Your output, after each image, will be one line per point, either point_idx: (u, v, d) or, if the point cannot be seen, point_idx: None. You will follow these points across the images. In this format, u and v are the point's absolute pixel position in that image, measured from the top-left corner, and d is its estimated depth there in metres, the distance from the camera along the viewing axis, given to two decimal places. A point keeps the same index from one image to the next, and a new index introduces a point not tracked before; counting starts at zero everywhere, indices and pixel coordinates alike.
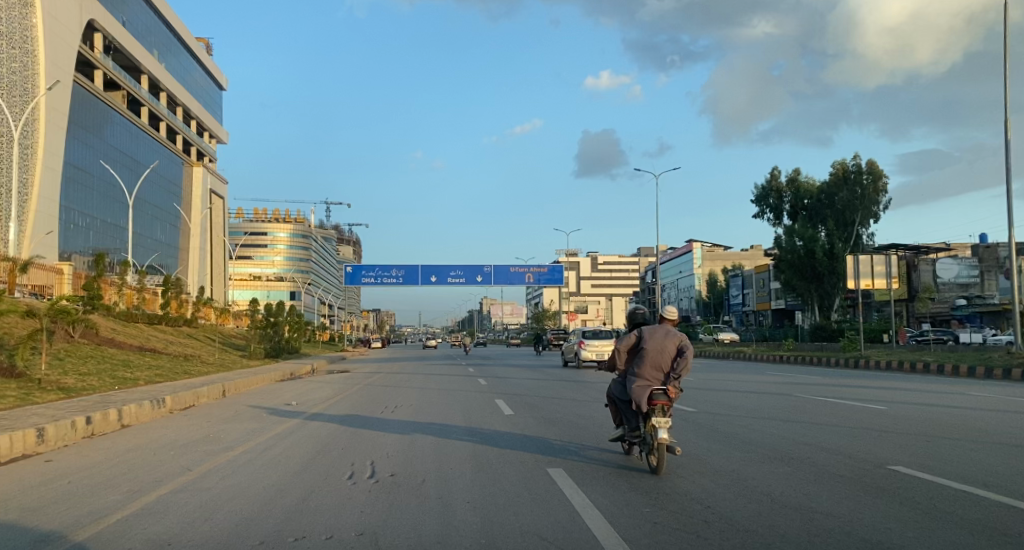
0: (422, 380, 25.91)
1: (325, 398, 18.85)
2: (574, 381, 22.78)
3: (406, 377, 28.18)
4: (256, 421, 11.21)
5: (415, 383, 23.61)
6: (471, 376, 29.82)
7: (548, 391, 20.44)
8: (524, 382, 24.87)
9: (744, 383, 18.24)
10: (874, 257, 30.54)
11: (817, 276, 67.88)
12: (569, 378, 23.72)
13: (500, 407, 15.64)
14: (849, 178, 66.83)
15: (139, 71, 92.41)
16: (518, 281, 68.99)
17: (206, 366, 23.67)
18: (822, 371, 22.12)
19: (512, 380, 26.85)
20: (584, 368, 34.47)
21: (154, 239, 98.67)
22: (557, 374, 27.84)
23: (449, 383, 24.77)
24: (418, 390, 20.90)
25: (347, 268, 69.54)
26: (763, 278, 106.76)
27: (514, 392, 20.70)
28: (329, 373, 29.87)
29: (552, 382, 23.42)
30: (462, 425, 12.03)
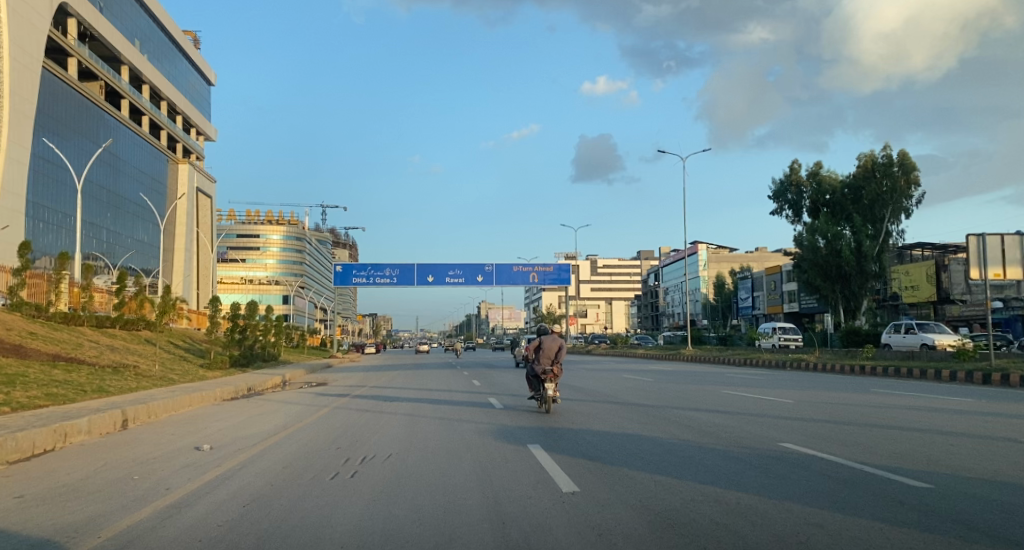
0: (422, 395, 20.84)
1: (287, 418, 13.95)
2: (618, 401, 17.72)
3: (403, 391, 23.14)
4: (105, 500, 6.08)
5: (415, 397, 18.53)
6: (483, 390, 24.90)
7: (590, 413, 15.50)
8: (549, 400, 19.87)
9: (875, 418, 13.28)
10: (1004, 243, 25.94)
11: (843, 276, 63.00)
12: (611, 398, 18.67)
13: (536, 437, 10.73)
14: (877, 170, 61.82)
15: (118, 61, 87.32)
16: (521, 281, 64.10)
17: (138, 381, 18.39)
18: (947, 393, 17.39)
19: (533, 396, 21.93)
20: (602, 377, 30.00)
21: (134, 239, 93.69)
22: (587, 391, 22.87)
23: (456, 399, 19.65)
24: (417, 406, 15.87)
25: (337, 267, 64.65)
26: (775, 279, 102.25)
27: (546, 414, 15.71)
28: (307, 386, 24.72)
29: (586, 401, 18.75)
30: (488, 476, 7.09)
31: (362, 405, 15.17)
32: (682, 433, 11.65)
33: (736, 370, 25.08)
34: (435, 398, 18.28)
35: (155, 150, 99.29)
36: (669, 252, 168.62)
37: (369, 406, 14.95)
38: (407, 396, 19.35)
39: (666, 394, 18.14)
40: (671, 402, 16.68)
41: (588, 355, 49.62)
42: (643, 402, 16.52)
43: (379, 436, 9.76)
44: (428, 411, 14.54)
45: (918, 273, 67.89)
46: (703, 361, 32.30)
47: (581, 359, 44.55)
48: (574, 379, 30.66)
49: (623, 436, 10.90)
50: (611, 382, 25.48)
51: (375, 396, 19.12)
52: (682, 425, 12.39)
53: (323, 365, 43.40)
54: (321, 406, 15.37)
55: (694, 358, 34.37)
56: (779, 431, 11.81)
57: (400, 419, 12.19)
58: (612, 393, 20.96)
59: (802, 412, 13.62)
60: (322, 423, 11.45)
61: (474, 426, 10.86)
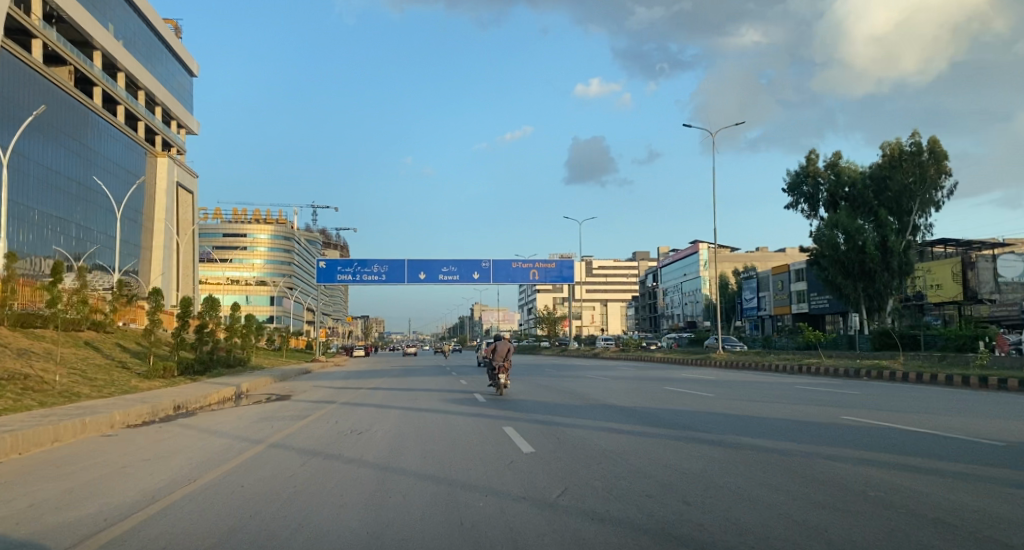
0: (414, 409, 15.97)
1: (217, 450, 9.47)
2: (678, 419, 12.84)
3: (388, 404, 18.25)
4: None
5: (405, 414, 13.61)
6: (487, 401, 19.94)
7: (653, 428, 10.61)
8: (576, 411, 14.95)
9: None
10: None
11: (867, 274, 58.56)
12: (663, 416, 13.75)
13: (613, 477, 6.30)
14: (903, 159, 57.38)
15: (89, 46, 82.14)
16: (520, 278, 59.43)
17: (22, 398, 13.34)
18: None
19: (555, 408, 17.48)
20: (625, 386, 25.43)
21: (109, 235, 88.42)
22: (621, 405, 18.05)
23: (460, 412, 14.72)
24: (406, 432, 10.94)
25: (321, 263, 59.64)
26: (782, 279, 98.04)
27: (591, 427, 10.90)
28: (268, 399, 19.78)
29: (628, 417, 14.42)
30: None
31: (320, 434, 10.15)
32: (842, 461, 7.21)
33: (803, 383, 20.36)
34: (433, 414, 13.35)
35: (132, 143, 94.12)
36: (669, 252, 164.47)
37: (334, 437, 9.98)
38: (395, 412, 14.40)
39: (743, 416, 13.20)
40: (762, 425, 11.75)
41: (596, 360, 44.99)
42: (716, 420, 12.18)
43: (319, 538, 4.88)
44: (423, 439, 9.64)
45: (941, 272, 63.83)
46: (744, 368, 27.53)
47: (591, 365, 39.85)
48: (592, 388, 26.05)
49: (754, 472, 6.41)
50: (646, 397, 20.64)
51: (349, 414, 14.16)
52: (832, 456, 7.51)
53: (300, 371, 38.49)
54: (262, 435, 10.41)
55: (729, 365, 29.72)
56: (1009, 465, 7.03)
57: (371, 473, 7.21)
58: (656, 408, 16.10)
59: (997, 440, 8.70)
60: (234, 494, 6.43)
61: (501, 492, 5.87)
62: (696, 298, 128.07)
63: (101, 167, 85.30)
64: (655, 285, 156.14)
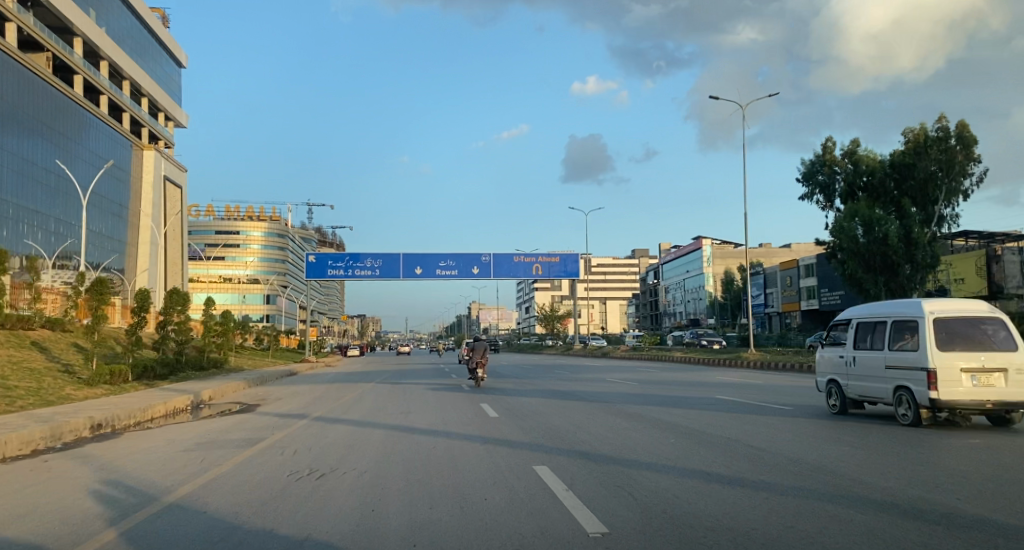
0: (416, 422, 12.73)
1: (102, 509, 6.10)
2: (763, 435, 9.63)
3: (384, 412, 15.03)
4: None
5: (400, 436, 10.27)
6: (502, 406, 16.69)
7: (751, 458, 7.34)
8: (619, 420, 11.77)
9: None
10: None
11: (890, 266, 55.33)
12: (734, 426, 10.60)
13: None
14: (927, 145, 54.10)
15: (69, 33, 78.53)
16: (522, 274, 56.16)
17: None
18: None
19: (579, 410, 14.38)
20: (646, 391, 22.25)
21: (92, 231, 84.79)
22: (666, 408, 14.90)
23: (471, 427, 11.46)
24: (398, 469, 7.57)
25: (310, 257, 56.15)
26: (791, 274, 95.12)
27: (656, 457, 7.57)
28: (234, 409, 16.44)
29: (681, 429, 11.14)
30: None
31: (265, 484, 6.70)
32: None
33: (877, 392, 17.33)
34: (436, 437, 10.03)
35: (117, 134, 90.65)
36: (670, 249, 161.44)
37: (283, 494, 6.57)
38: (387, 429, 11.07)
39: (846, 432, 10.03)
40: (891, 449, 8.54)
41: (607, 360, 42.10)
42: (822, 444, 8.88)
43: None
44: (418, 492, 6.22)
45: (965, 265, 60.80)
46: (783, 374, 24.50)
47: (602, 365, 36.85)
48: (613, 391, 22.86)
49: None
50: (689, 404, 17.49)
51: (329, 434, 10.83)
52: None
53: (285, 374, 35.14)
54: (179, 488, 6.97)
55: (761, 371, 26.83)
56: None
57: None
58: (718, 415, 12.91)
59: None
60: None
61: None
62: (699, 295, 125.31)
63: (81, 159, 81.87)
64: (656, 281, 153.27)
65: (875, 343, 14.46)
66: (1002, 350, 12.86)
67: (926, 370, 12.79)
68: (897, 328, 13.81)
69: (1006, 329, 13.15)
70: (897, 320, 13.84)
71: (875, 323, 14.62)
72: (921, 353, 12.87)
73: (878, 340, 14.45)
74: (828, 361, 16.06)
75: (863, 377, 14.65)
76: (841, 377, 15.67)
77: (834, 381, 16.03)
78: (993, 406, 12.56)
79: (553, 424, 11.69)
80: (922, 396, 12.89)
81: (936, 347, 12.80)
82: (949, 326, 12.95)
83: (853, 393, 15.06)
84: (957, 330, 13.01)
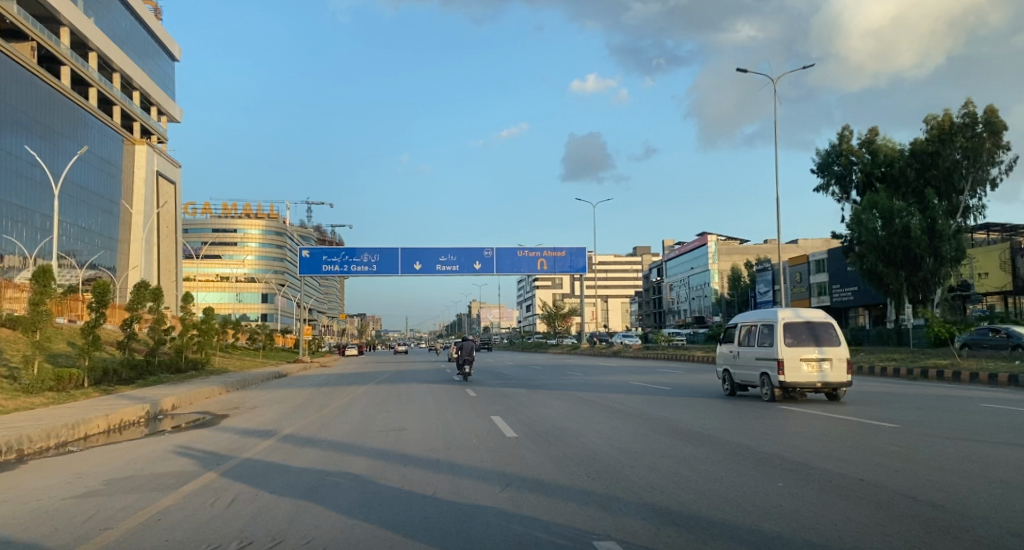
0: (415, 445, 10.07)
1: None
2: (895, 468, 7.02)
3: (378, 425, 12.43)
4: None
5: (396, 469, 7.62)
6: (522, 416, 14.17)
7: (907, 514, 5.00)
8: (680, 442, 9.18)
9: None
10: None
11: (912, 260, 52.63)
12: (841, 452, 7.98)
13: None
14: (951, 133, 51.52)
15: (55, 22, 75.93)
16: (526, 268, 53.65)
17: None
18: None
19: (622, 425, 11.84)
20: (676, 398, 19.78)
21: (81, 227, 82.23)
22: (720, 417, 12.40)
23: (487, 456, 8.80)
24: (387, 541, 4.89)
25: (304, 252, 53.48)
26: (801, 270, 92.56)
27: (767, 508, 5.21)
28: (199, 420, 14.03)
29: (750, 447, 8.82)
30: None
31: None
32: None
33: (970, 401, 14.84)
34: (443, 473, 7.39)
35: (107, 129, 88.04)
36: (674, 246, 158.66)
37: None
38: (378, 456, 8.42)
39: (996, 458, 7.53)
40: None
41: (619, 360, 39.67)
42: (971, 477, 6.53)
43: None
44: None
45: (988, 260, 58.00)
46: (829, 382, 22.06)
47: (614, 367, 34.46)
48: (634, 395, 20.61)
49: None
50: (742, 410, 14.92)
51: (301, 462, 8.20)
52: None
53: (274, 376, 32.66)
54: None
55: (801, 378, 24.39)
56: None
57: None
58: (798, 431, 10.36)
59: None
60: None
61: None
62: (705, 293, 122.92)
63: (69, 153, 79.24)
64: (660, 279, 150.60)
65: (750, 341, 19.34)
66: (833, 345, 17.74)
67: (777, 359, 17.71)
68: (762, 329, 18.72)
69: (837, 330, 18.14)
70: (761, 323, 18.77)
71: (750, 324, 19.63)
72: (774, 347, 17.75)
73: (752, 338, 19.35)
74: (723, 354, 20.84)
75: (743, 366, 19.52)
76: (733, 366, 20.42)
77: (727, 370, 20.84)
78: (822, 386, 17.59)
79: (596, 450, 9.05)
80: (775, 378, 17.78)
81: (783, 344, 17.69)
82: (794, 328, 17.83)
83: (737, 377, 19.88)
84: (802, 331, 17.87)
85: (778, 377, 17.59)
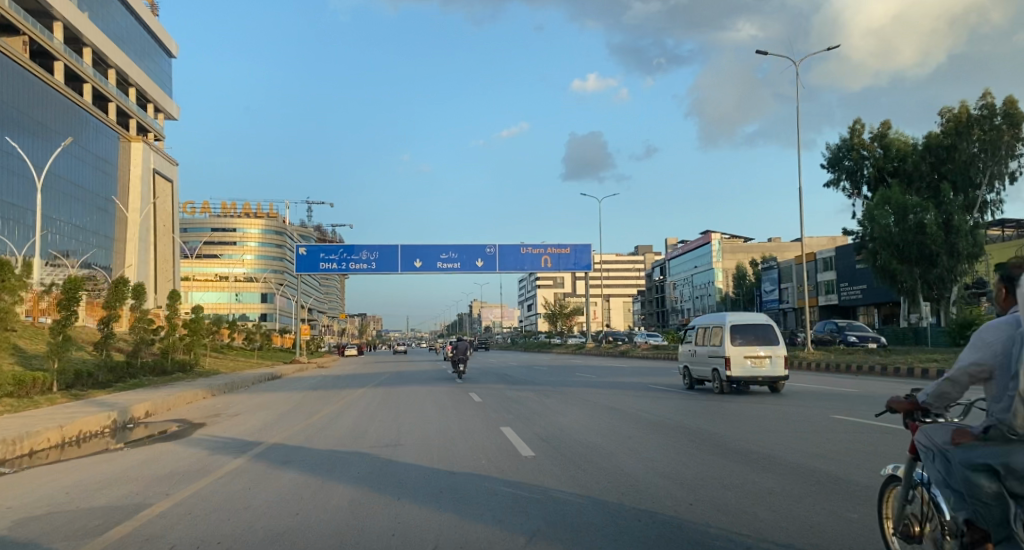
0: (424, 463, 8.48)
1: None
2: None
3: (375, 439, 10.86)
4: None
5: (399, 509, 5.99)
6: (536, 428, 12.64)
7: None
8: (744, 476, 7.53)
9: None
10: None
11: (927, 257, 50.99)
12: None
13: None
14: (967, 125, 49.93)
15: (48, 16, 74.39)
16: (530, 266, 52.24)
17: None
18: None
19: (656, 448, 10.27)
20: (697, 402, 18.46)
21: (75, 225, 80.86)
22: (765, 432, 10.99)
23: (511, 486, 7.17)
24: None
25: (301, 249, 52.03)
26: (808, 268, 91.01)
27: None
28: (175, 429, 12.66)
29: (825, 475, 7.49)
30: None
31: None
32: None
33: None
34: (459, 524, 5.77)
35: (102, 126, 86.56)
36: (677, 245, 157.00)
37: None
38: (376, 485, 6.76)
39: None
40: None
41: (627, 360, 38.33)
42: None
43: None
44: None
45: (1004, 256, 56.54)
46: (858, 387, 20.54)
47: (623, 367, 33.09)
48: (652, 399, 19.29)
49: None
50: (782, 420, 13.37)
51: (280, 490, 6.56)
52: None
53: (267, 377, 31.28)
54: None
55: (828, 382, 22.85)
56: None
57: None
58: (872, 457, 8.73)
59: None
60: None
61: None
62: (709, 291, 121.30)
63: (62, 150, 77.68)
64: (663, 278, 149.02)
65: (705, 340, 21.83)
66: (774, 344, 20.23)
67: (724, 356, 20.15)
68: (714, 331, 21.20)
69: (778, 331, 20.63)
70: (714, 326, 21.25)
71: (704, 327, 22.22)
72: (722, 346, 20.19)
73: (708, 338, 21.83)
74: (684, 353, 23.34)
75: (698, 363, 22.00)
76: (692, 363, 22.92)
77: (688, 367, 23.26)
78: (763, 380, 20.06)
79: (642, 486, 7.35)
80: (722, 373, 20.21)
81: (729, 343, 20.17)
82: (740, 329, 20.32)
83: (694, 373, 22.37)
84: (747, 331, 20.36)
85: (724, 372, 20.08)
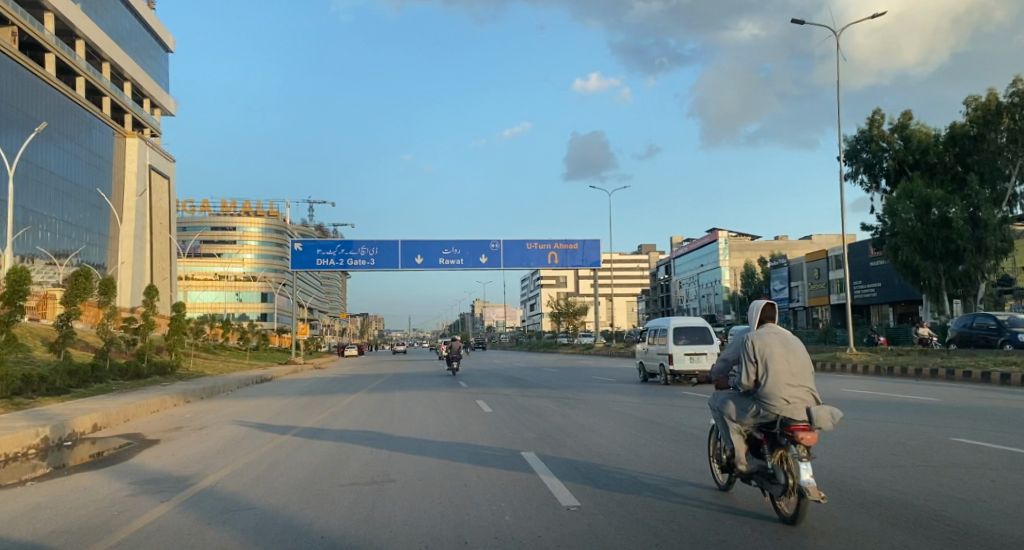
0: (432, 499, 6.21)
1: None
2: None
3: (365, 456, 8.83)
4: None
5: None
6: (559, 448, 10.32)
7: None
8: (859, 535, 5.48)
9: None
10: None
11: (953, 252, 48.66)
12: None
13: None
14: (995, 115, 47.35)
15: (39, 6, 72.30)
16: (536, 262, 49.94)
17: None
18: None
19: (720, 486, 8.01)
20: None
21: (67, 222, 78.64)
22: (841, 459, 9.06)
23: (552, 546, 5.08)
24: None
25: (297, 245, 49.75)
26: (818, 266, 88.54)
27: None
28: (128, 444, 10.67)
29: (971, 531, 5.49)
30: None
31: None
32: None
33: None
34: None
35: (96, 121, 84.46)
36: (683, 243, 154.45)
37: None
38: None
39: None
40: None
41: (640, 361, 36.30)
42: None
43: None
44: None
45: None
46: (907, 393, 18.23)
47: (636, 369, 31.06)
48: (677, 406, 17.36)
49: None
50: (853, 445, 11.09)
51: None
52: None
53: (258, 380, 29.22)
54: None
55: (868, 387, 20.71)
56: None
57: None
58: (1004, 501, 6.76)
59: None
60: None
61: None
62: (716, 290, 118.79)
63: (54, 144, 75.53)
64: (668, 277, 146.61)
65: (654, 339, 25.55)
66: (709, 343, 23.97)
67: (668, 353, 23.81)
68: (661, 332, 24.92)
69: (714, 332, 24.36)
70: (661, 329, 25.03)
71: (657, 329, 25.67)
72: (666, 344, 23.89)
73: (657, 338, 25.56)
74: (640, 351, 26.69)
75: (648, 358, 25.76)
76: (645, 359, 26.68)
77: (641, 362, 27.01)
78: (699, 373, 23.79)
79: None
80: (665, 368, 23.96)
81: (672, 342, 23.84)
82: (681, 330, 23.98)
83: (646, 367, 25.80)
84: (688, 332, 24.05)
85: (669, 363, 23.47)
